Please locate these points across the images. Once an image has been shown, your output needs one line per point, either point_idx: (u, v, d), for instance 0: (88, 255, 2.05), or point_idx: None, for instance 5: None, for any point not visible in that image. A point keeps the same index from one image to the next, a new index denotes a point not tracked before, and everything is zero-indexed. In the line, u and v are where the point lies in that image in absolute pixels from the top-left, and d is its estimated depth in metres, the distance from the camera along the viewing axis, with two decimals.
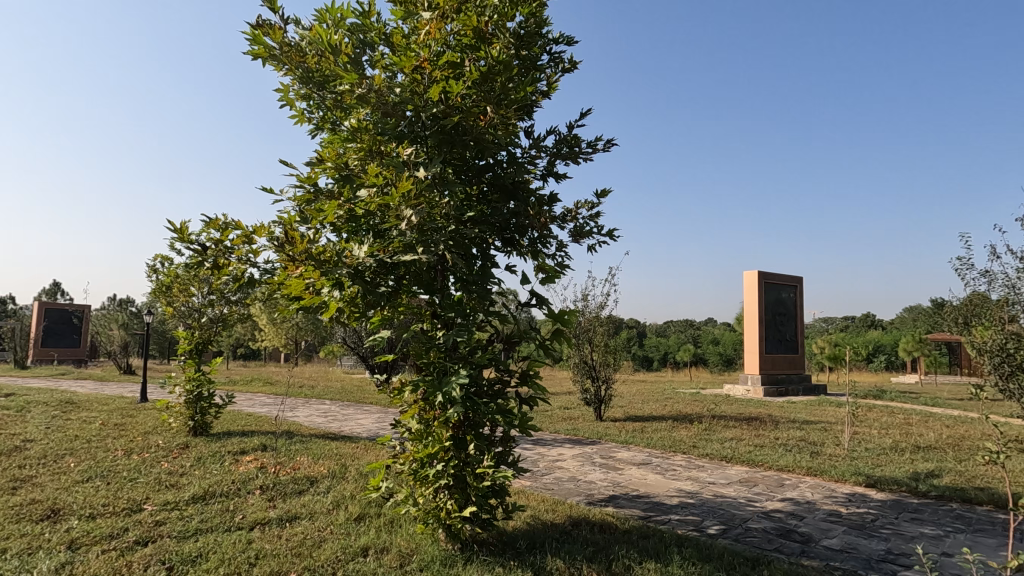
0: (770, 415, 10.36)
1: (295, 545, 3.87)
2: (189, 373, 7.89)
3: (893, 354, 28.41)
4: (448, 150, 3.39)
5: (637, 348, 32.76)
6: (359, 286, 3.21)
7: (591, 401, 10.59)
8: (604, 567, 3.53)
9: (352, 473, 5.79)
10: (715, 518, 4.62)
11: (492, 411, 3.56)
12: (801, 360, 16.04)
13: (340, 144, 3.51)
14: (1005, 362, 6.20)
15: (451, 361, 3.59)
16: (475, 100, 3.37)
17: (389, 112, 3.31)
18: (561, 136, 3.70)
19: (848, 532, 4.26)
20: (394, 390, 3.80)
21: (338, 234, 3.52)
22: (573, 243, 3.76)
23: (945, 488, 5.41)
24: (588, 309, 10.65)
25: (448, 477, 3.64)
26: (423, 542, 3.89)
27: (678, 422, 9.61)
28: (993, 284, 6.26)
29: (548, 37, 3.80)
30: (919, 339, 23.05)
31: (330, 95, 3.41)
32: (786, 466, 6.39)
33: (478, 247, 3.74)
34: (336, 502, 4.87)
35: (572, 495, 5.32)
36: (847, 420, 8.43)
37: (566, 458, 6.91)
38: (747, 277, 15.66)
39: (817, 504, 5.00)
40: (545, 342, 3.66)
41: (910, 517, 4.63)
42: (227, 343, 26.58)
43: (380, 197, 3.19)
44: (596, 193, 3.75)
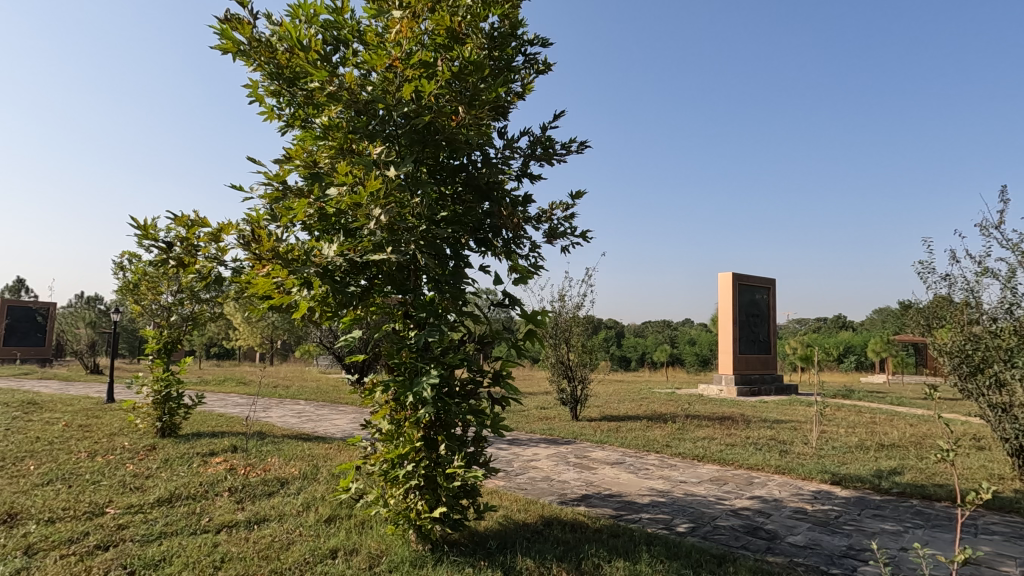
0: (742, 414, 10.54)
1: (263, 547, 3.82)
2: (157, 373, 7.72)
3: (863, 355, 29.16)
4: (420, 149, 3.38)
5: (615, 348, 33.03)
6: (327, 285, 3.18)
7: (568, 401, 10.64)
8: (574, 566, 3.55)
9: (324, 474, 5.73)
10: (685, 516, 4.68)
11: (464, 412, 3.59)
12: (773, 361, 16.38)
13: (312, 142, 3.49)
14: (965, 363, 6.42)
15: (423, 361, 3.57)
16: (447, 100, 3.36)
17: (362, 110, 3.27)
18: (535, 137, 3.72)
19: (812, 529, 4.36)
20: (365, 391, 3.76)
21: (309, 233, 3.50)
22: (547, 243, 3.79)
23: (906, 485, 5.59)
24: (565, 310, 10.69)
25: (418, 477, 3.63)
26: (393, 543, 3.87)
27: (653, 422, 9.72)
28: (953, 288, 6.48)
29: (523, 39, 3.82)
30: (887, 341, 23.75)
31: (301, 92, 3.38)
32: (756, 465, 6.51)
33: (452, 247, 3.73)
34: (306, 503, 4.81)
35: (545, 494, 5.34)
36: (816, 419, 8.64)
37: (540, 458, 6.93)
38: (722, 279, 15.91)
39: (784, 501, 5.11)
40: (517, 342, 3.67)
41: (873, 513, 4.76)
42: (200, 342, 26.03)
43: (349, 196, 3.15)
44: (570, 194, 3.78)
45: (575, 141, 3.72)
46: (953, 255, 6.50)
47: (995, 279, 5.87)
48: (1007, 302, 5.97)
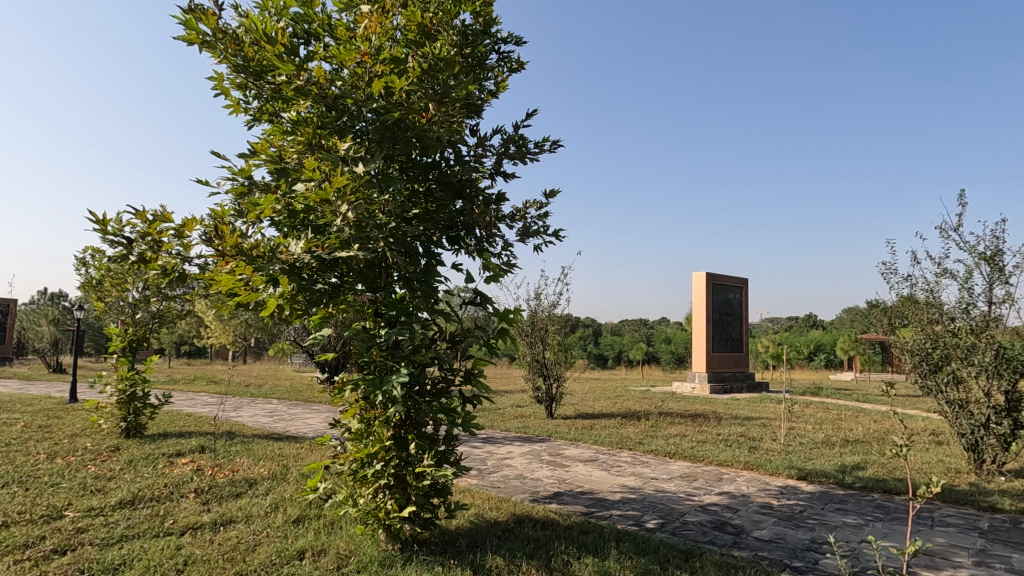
0: (714, 411, 10.73)
1: (228, 549, 3.75)
2: (121, 373, 7.52)
3: (832, 354, 29.88)
4: (390, 146, 3.34)
5: (592, 346, 33.23)
6: (293, 283, 3.12)
7: (543, 399, 10.66)
8: (543, 563, 3.57)
9: (294, 474, 5.66)
10: (655, 512, 4.74)
11: (434, 410, 3.57)
12: (745, 359, 16.69)
13: (280, 137, 3.44)
14: (925, 360, 6.63)
15: (393, 360, 3.53)
16: (418, 96, 3.33)
17: (331, 105, 3.24)
18: (508, 135, 3.72)
19: (777, 523, 4.46)
20: (335, 390, 3.70)
21: (278, 230, 3.44)
22: (520, 242, 3.79)
23: (868, 480, 5.75)
24: (541, 308, 10.72)
25: (388, 477, 3.59)
26: (362, 543, 3.83)
27: (627, 419, 9.80)
28: (914, 288, 6.68)
29: (497, 37, 3.82)
30: (854, 339, 24.42)
31: (268, 85, 3.31)
32: (726, 461, 6.62)
33: (424, 245, 3.70)
34: (275, 504, 4.74)
35: (517, 492, 5.35)
36: (784, 416, 8.85)
37: (514, 456, 6.94)
38: (696, 279, 16.13)
39: (751, 497, 5.21)
40: (489, 340, 3.66)
41: (835, 508, 4.89)
42: (170, 340, 25.40)
43: (316, 192, 3.08)
44: (543, 193, 3.80)
45: (548, 139, 3.73)
46: (915, 256, 6.70)
47: (953, 280, 6.08)
48: (964, 302, 6.18)
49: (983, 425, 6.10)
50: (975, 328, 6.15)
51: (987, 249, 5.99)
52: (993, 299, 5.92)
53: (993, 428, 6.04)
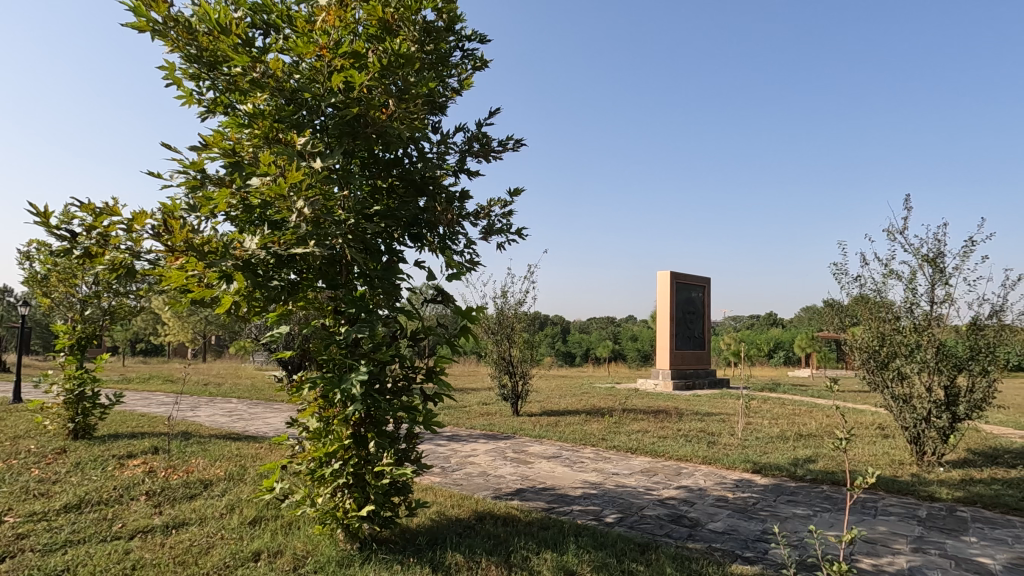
0: (675, 407, 10.96)
1: (179, 553, 3.65)
2: (69, 371, 7.20)
3: (791, 351, 30.93)
4: (350, 142, 3.30)
5: (560, 343, 33.50)
6: (247, 279, 3.05)
7: (509, 396, 10.70)
8: (503, 560, 3.60)
9: (251, 475, 5.53)
10: (614, 507, 4.83)
11: (395, 408, 3.54)
12: (707, 356, 17.12)
13: (236, 130, 3.35)
14: (873, 358, 6.88)
15: (352, 358, 3.49)
16: (379, 92, 3.30)
17: (289, 98, 3.18)
18: (471, 133, 3.72)
19: (731, 516, 4.60)
20: (293, 388, 3.63)
21: (233, 225, 3.36)
22: (483, 240, 3.80)
23: (818, 472, 5.98)
24: (507, 306, 10.75)
25: (347, 476, 3.56)
26: (320, 543, 3.78)
27: (591, 416, 9.93)
28: (863, 288, 6.94)
29: (461, 34, 3.81)
30: (811, 338, 25.37)
31: (223, 76, 3.23)
32: (685, 456, 6.78)
33: (385, 242, 3.66)
34: (230, 506, 4.63)
35: (480, 489, 5.36)
36: (742, 412, 9.12)
37: (478, 454, 6.95)
38: (661, 278, 16.41)
39: (707, 490, 5.36)
40: (451, 338, 3.66)
41: (787, 499, 5.08)
42: (124, 337, 24.43)
43: (271, 187, 3.02)
44: (507, 191, 3.82)
45: (511, 138, 3.76)
46: (864, 257, 6.94)
47: (898, 281, 6.37)
48: (909, 302, 6.48)
49: (925, 419, 6.43)
50: (918, 326, 6.45)
51: (930, 251, 6.28)
52: (935, 298, 6.23)
53: (934, 421, 6.38)
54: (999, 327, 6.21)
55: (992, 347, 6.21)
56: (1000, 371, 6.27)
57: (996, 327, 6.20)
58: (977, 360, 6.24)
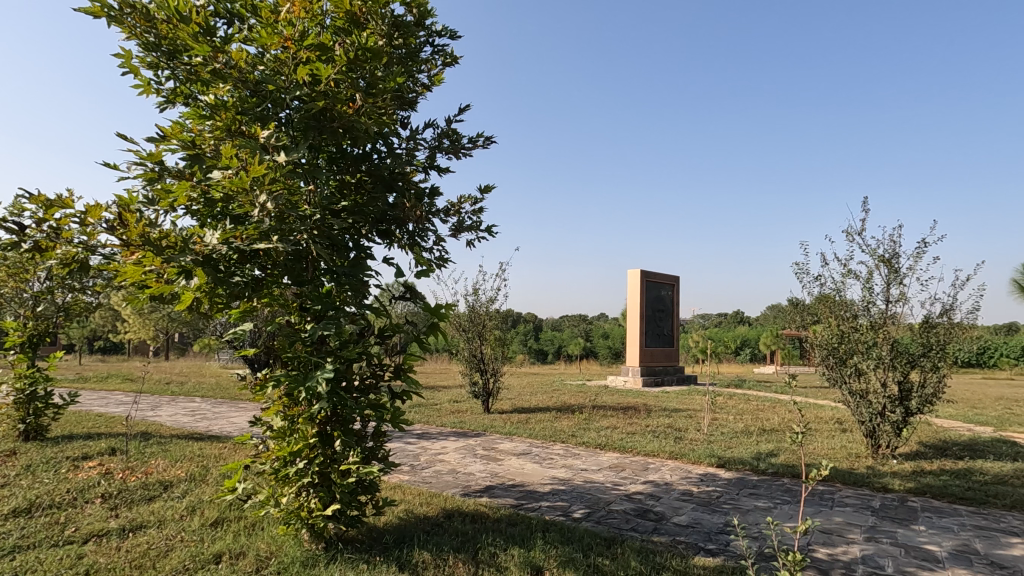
0: (644, 404, 11.13)
1: (136, 556, 3.54)
2: (19, 370, 6.92)
3: (757, 348, 31.74)
4: (316, 136, 3.24)
5: (532, 341, 33.63)
6: (207, 274, 2.98)
7: (480, 394, 10.68)
8: (470, 557, 3.60)
9: (214, 476, 5.40)
10: (582, 503, 4.88)
11: (362, 406, 3.50)
12: (676, 354, 17.41)
13: (198, 121, 3.27)
14: (832, 354, 7.09)
15: (318, 356, 3.44)
16: (345, 86, 3.25)
17: (253, 90, 3.12)
18: (441, 129, 3.70)
19: (695, 509, 4.70)
20: (257, 386, 3.55)
21: (194, 219, 3.28)
22: (453, 237, 3.77)
23: (779, 466, 6.17)
24: (479, 303, 10.73)
25: (312, 475, 3.51)
26: (284, 544, 3.72)
27: (561, 413, 10.01)
28: (824, 287, 7.14)
29: (431, 29, 3.78)
30: (776, 335, 26.10)
31: (184, 66, 3.15)
32: (652, 451, 6.90)
33: (352, 237, 3.61)
34: (191, 507, 4.51)
35: (448, 487, 5.35)
36: (708, 408, 9.33)
37: (448, 451, 6.93)
38: (631, 276, 16.59)
39: (673, 485, 5.47)
40: (419, 335, 3.63)
41: (749, 492, 5.22)
42: (81, 335, 23.52)
43: (232, 180, 2.96)
44: (478, 188, 3.80)
45: (481, 135, 3.74)
46: (824, 257, 7.15)
47: (856, 280, 6.59)
48: (866, 301, 6.72)
49: (880, 413, 6.68)
50: (875, 324, 6.69)
51: (886, 252, 6.52)
52: (890, 298, 6.47)
53: (888, 415, 6.63)
54: (949, 325, 6.49)
55: (942, 344, 6.49)
56: (949, 367, 6.57)
57: (946, 325, 6.49)
58: (928, 356, 6.52)
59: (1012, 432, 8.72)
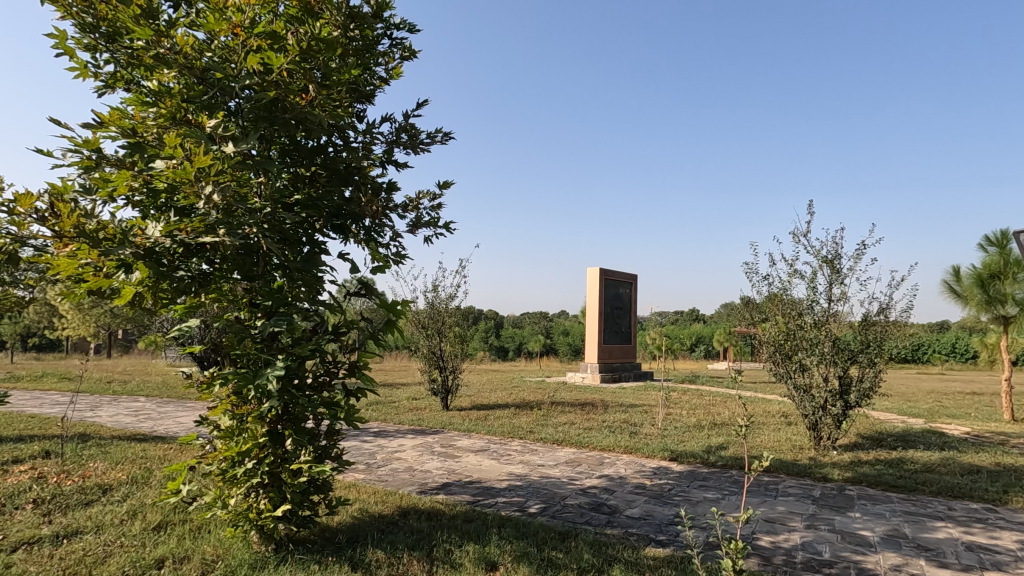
0: (601, 400, 11.33)
1: (71, 564, 3.37)
2: None
3: (711, 345, 32.76)
4: (267, 127, 3.14)
5: (493, 338, 33.69)
6: (149, 268, 2.86)
7: (439, 391, 10.63)
8: (424, 554, 3.59)
9: (158, 478, 5.19)
10: (538, 498, 4.93)
11: (315, 404, 3.42)
12: (633, 350, 17.78)
13: (141, 108, 3.12)
14: (778, 350, 7.38)
15: (269, 353, 3.34)
16: (298, 76, 3.16)
17: (200, 78, 3.00)
18: (398, 124, 3.65)
19: (647, 502, 4.82)
20: (203, 385, 3.43)
21: (136, 210, 3.12)
22: (410, 233, 3.73)
23: (728, 458, 6.40)
24: (438, 300, 10.67)
25: (261, 476, 3.42)
26: (232, 546, 3.61)
27: (520, 409, 10.07)
28: (771, 285, 7.42)
29: (389, 22, 3.72)
30: (729, 332, 27.04)
31: (125, 49, 3.00)
32: (608, 446, 7.03)
33: (306, 232, 3.52)
34: (132, 511, 4.32)
35: (405, 485, 5.31)
36: (662, 403, 9.58)
37: (405, 449, 6.87)
38: (590, 274, 16.80)
39: (627, 478, 5.60)
40: (375, 332, 3.56)
41: (699, 484, 5.40)
42: (13, 332, 22.14)
43: (175, 171, 2.83)
44: (436, 184, 3.77)
45: (440, 131, 3.71)
46: (772, 257, 7.43)
47: (802, 280, 6.89)
48: (810, 299, 7.03)
49: (822, 407, 7.00)
50: (818, 322, 7.01)
51: (829, 253, 6.83)
52: (832, 297, 6.79)
53: (829, 409, 6.96)
54: (885, 323, 6.87)
55: (879, 341, 6.87)
56: (885, 362, 6.95)
57: (883, 323, 6.88)
58: (866, 353, 6.89)
59: (940, 423, 9.33)
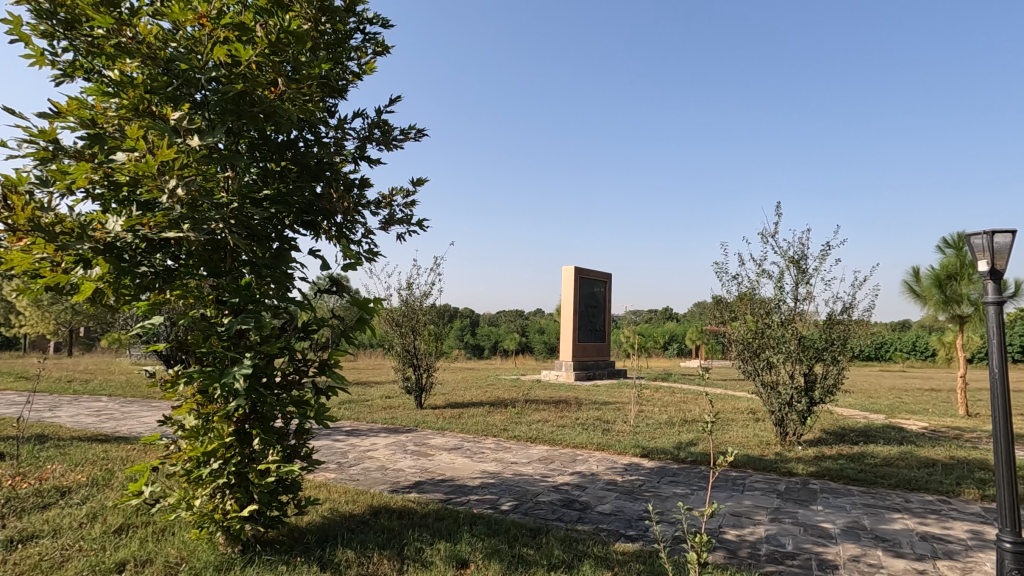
0: (575, 397, 11.43)
1: (25, 569, 3.25)
2: None
3: (684, 344, 33.30)
4: (234, 120, 3.07)
5: (469, 336, 33.63)
6: (110, 263, 2.79)
7: (412, 389, 10.57)
8: (395, 553, 3.57)
9: (120, 480, 5.04)
10: (510, 495, 4.95)
11: (284, 403, 3.36)
12: (607, 348, 17.96)
13: (102, 98, 3.02)
14: (747, 349, 7.54)
15: (236, 351, 3.28)
16: (267, 69, 3.10)
17: (164, 68, 2.92)
18: (371, 119, 3.61)
19: (618, 498, 4.89)
20: (167, 384, 3.34)
21: (96, 204, 3.03)
22: (383, 230, 3.70)
23: (697, 454, 6.52)
24: (412, 297, 10.59)
25: (228, 476, 3.35)
26: (197, 548, 3.54)
27: (494, 407, 10.10)
28: (740, 285, 7.58)
29: (362, 16, 3.68)
30: (701, 330, 27.54)
31: (84, 37, 2.90)
32: (581, 443, 7.10)
33: (275, 228, 3.45)
34: (92, 514, 4.19)
35: (376, 484, 5.27)
36: (635, 400, 9.71)
37: (378, 448, 6.82)
38: (565, 272, 16.90)
39: (599, 475, 5.66)
40: (346, 330, 3.50)
41: (668, 480, 5.49)
42: None
43: (137, 163, 2.76)
44: (410, 181, 3.75)
45: (413, 128, 3.69)
46: (741, 257, 7.59)
47: (769, 280, 7.06)
48: (777, 299, 7.20)
49: (788, 403, 7.18)
50: (785, 320, 7.19)
51: (795, 254, 7.01)
52: (798, 296, 6.97)
53: (795, 405, 7.15)
54: (848, 322, 7.09)
55: (842, 340, 7.08)
56: (847, 360, 7.17)
57: (846, 322, 7.09)
58: (830, 350, 7.10)
59: (899, 419, 9.67)
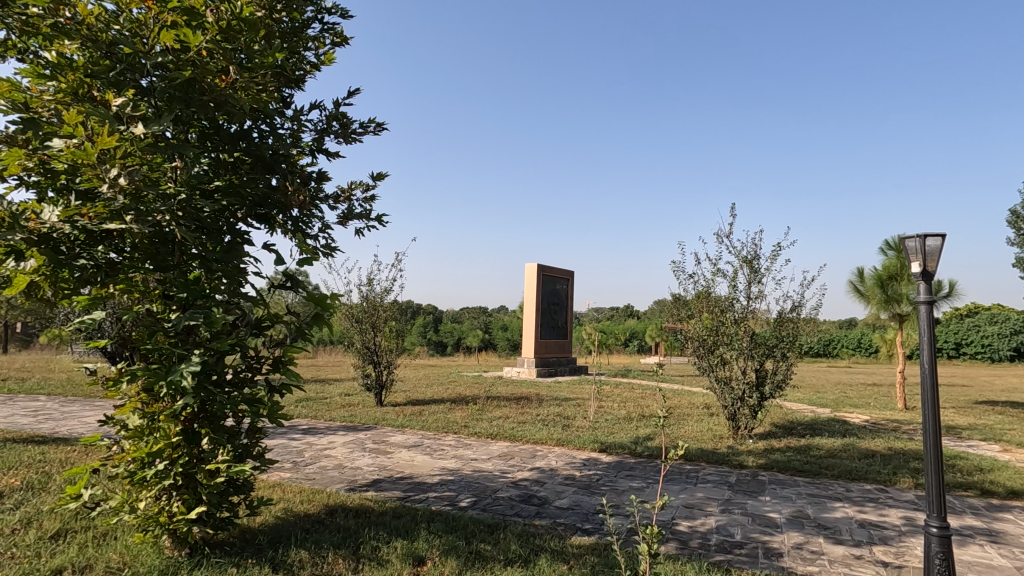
0: (537, 394, 11.51)
1: None
2: None
3: (644, 341, 33.97)
4: (183, 109, 2.95)
5: (432, 333, 33.38)
6: (45, 256, 2.65)
7: (372, 386, 10.43)
8: (351, 552, 3.53)
9: (57, 483, 4.78)
10: (468, 491, 4.96)
11: (234, 401, 3.25)
12: (569, 345, 18.15)
13: (38, 80, 2.86)
14: (702, 345, 7.75)
15: (183, 348, 3.16)
16: (218, 55, 2.99)
17: (106, 51, 2.78)
18: (329, 112, 3.53)
19: (575, 492, 4.96)
20: (109, 382, 3.20)
21: (30, 192, 2.87)
22: (341, 225, 3.61)
23: (653, 448, 6.67)
24: (373, 293, 10.42)
25: (174, 477, 3.23)
26: (141, 553, 3.40)
27: (456, 404, 10.07)
28: (696, 283, 7.77)
29: (320, 6, 3.60)
30: (660, 328, 28.17)
31: (17, 16, 2.73)
32: (541, 439, 7.16)
33: (227, 221, 3.34)
34: (25, 520, 3.97)
35: (332, 483, 5.18)
36: (594, 396, 9.86)
37: (335, 446, 6.70)
38: (528, 269, 16.97)
39: (557, 470, 5.72)
40: (302, 326, 3.41)
41: (625, 474, 5.60)
42: None
43: (76, 151, 2.62)
44: (370, 175, 3.68)
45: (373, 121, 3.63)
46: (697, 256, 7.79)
47: (724, 279, 7.28)
48: (731, 297, 7.43)
49: (740, 398, 7.44)
50: (738, 318, 7.42)
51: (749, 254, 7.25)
52: (751, 295, 7.22)
53: (746, 400, 7.41)
54: (797, 320, 7.39)
55: (791, 337, 7.37)
56: (795, 356, 7.47)
57: (795, 320, 7.38)
58: (780, 347, 7.37)
59: (844, 412, 10.13)
